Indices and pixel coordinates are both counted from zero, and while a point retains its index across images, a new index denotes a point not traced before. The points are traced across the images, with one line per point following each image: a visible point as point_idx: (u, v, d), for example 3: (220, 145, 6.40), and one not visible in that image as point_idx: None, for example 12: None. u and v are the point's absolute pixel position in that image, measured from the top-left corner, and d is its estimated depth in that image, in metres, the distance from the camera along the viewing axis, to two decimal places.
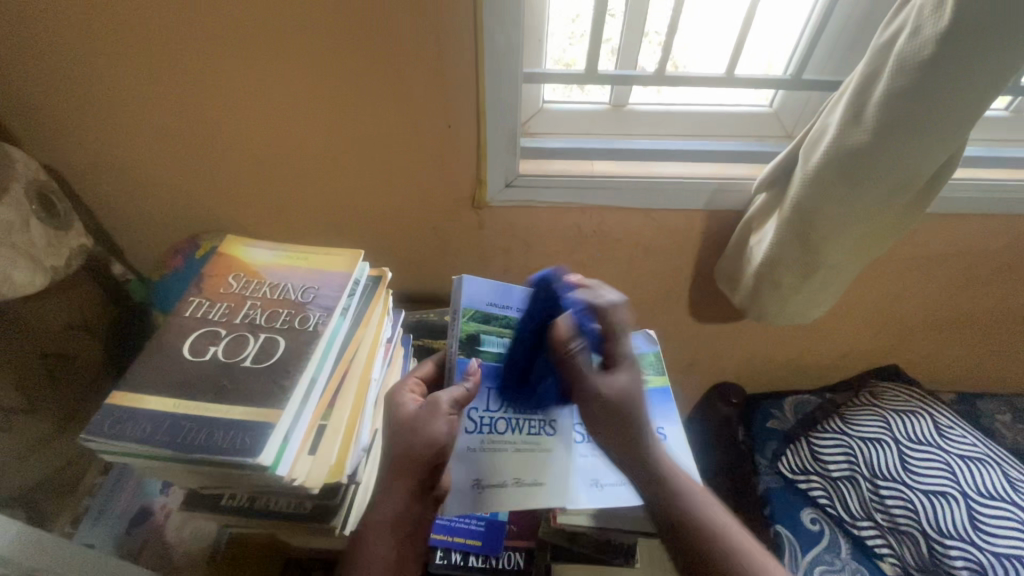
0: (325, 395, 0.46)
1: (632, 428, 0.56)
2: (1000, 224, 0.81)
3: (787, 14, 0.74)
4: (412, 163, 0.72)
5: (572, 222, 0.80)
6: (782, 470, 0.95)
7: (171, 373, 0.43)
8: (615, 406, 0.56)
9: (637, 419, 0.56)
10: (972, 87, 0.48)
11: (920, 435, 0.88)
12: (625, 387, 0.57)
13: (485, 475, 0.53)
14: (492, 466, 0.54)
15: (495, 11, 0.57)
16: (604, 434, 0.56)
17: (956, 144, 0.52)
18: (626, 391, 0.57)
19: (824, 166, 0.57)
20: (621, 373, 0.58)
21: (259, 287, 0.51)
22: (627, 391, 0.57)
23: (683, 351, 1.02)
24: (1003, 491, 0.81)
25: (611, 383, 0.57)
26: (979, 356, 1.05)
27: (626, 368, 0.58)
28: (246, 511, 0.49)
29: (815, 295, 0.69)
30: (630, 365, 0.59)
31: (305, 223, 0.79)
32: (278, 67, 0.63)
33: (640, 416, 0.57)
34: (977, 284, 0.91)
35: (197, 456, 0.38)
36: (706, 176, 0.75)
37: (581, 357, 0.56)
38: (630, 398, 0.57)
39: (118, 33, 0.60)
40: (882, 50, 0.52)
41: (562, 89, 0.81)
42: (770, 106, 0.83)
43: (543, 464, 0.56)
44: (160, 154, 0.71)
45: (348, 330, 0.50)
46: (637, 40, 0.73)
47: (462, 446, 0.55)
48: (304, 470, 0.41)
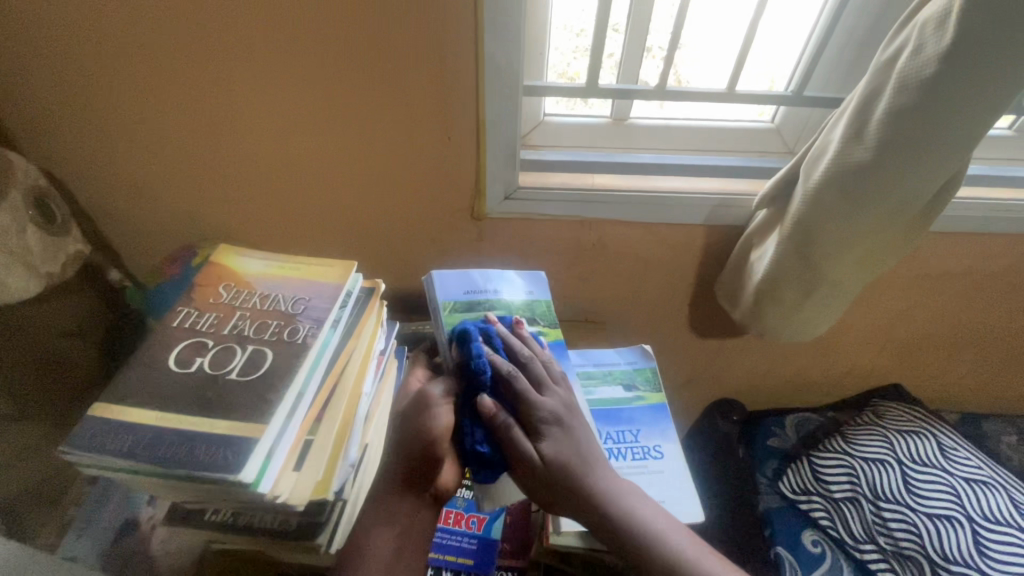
0: (312, 410, 0.45)
1: (571, 488, 0.50)
2: (1004, 244, 0.81)
3: (788, 31, 0.74)
4: (411, 174, 0.72)
5: (571, 235, 0.79)
6: (783, 489, 0.93)
7: (156, 384, 0.43)
8: (544, 478, 0.49)
9: (577, 475, 0.50)
10: (976, 106, 0.48)
11: (924, 456, 0.87)
12: (552, 417, 0.51)
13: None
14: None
15: (496, 25, 0.58)
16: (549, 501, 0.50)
17: (959, 162, 0.51)
18: (553, 455, 0.50)
19: (825, 183, 0.57)
20: (550, 397, 0.53)
21: (249, 298, 0.51)
22: (557, 455, 0.50)
23: (683, 367, 1.01)
24: (1009, 514, 0.79)
25: (525, 445, 0.49)
26: (983, 376, 1.03)
27: (552, 432, 0.51)
28: (229, 527, 0.48)
29: (817, 312, 0.68)
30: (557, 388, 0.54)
31: (303, 232, 0.79)
32: (278, 77, 0.63)
33: (577, 471, 0.50)
34: (980, 303, 0.90)
35: (177, 471, 0.37)
36: (706, 191, 0.75)
37: (509, 425, 0.50)
38: (559, 462, 0.50)
39: (120, 42, 0.60)
40: (884, 68, 0.51)
41: (563, 102, 0.81)
42: (771, 121, 0.83)
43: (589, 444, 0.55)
44: (158, 161, 0.71)
45: (338, 343, 0.49)
46: (638, 54, 0.73)
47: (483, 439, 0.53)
48: (288, 486, 0.40)
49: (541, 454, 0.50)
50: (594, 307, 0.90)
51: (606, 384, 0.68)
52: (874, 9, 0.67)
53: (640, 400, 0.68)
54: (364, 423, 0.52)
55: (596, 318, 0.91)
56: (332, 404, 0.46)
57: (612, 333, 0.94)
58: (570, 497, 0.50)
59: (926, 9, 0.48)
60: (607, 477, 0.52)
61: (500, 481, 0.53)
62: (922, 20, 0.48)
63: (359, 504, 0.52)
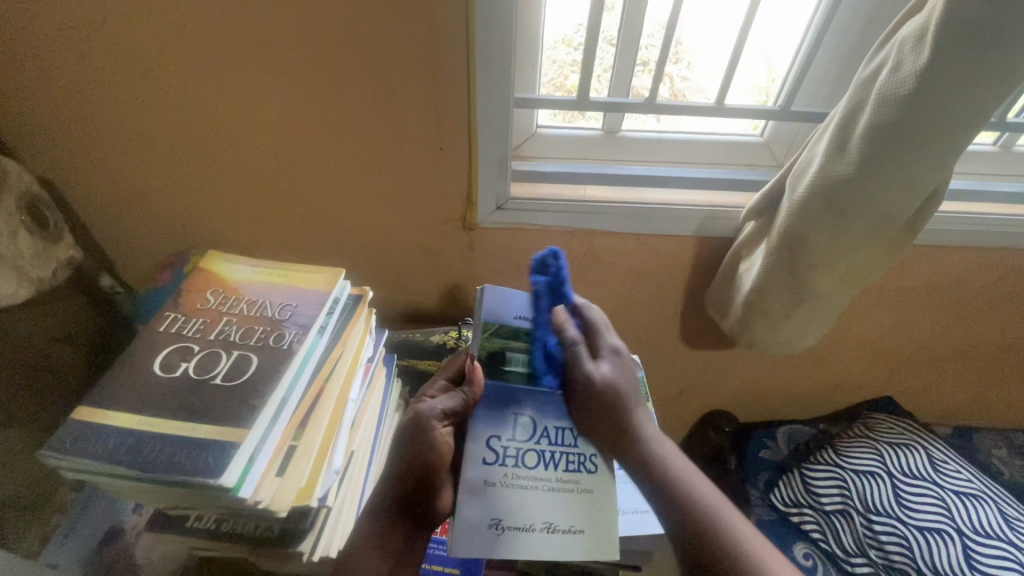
0: (297, 415, 0.45)
1: (619, 415, 0.54)
2: (989, 258, 0.81)
3: (776, 47, 0.75)
4: (403, 183, 0.73)
5: (562, 245, 0.80)
6: (774, 501, 0.92)
7: (140, 389, 0.43)
8: (599, 393, 0.54)
9: (627, 403, 0.54)
10: (955, 122, 0.48)
11: (915, 469, 0.87)
12: (604, 380, 0.55)
13: (504, 518, 0.50)
14: (513, 506, 0.51)
15: (487, 38, 0.59)
16: (592, 423, 0.55)
17: (941, 176, 0.52)
18: (611, 377, 0.55)
19: (810, 196, 0.57)
20: (602, 363, 0.56)
21: (237, 303, 0.51)
22: (612, 378, 0.55)
23: (674, 379, 1.01)
24: (999, 529, 0.79)
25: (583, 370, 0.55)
26: (974, 389, 1.04)
27: (612, 359, 0.56)
28: (211, 533, 0.48)
29: (804, 324, 0.68)
30: (613, 356, 0.57)
31: (295, 240, 0.79)
32: (272, 88, 0.64)
33: (626, 401, 0.55)
34: (968, 316, 0.91)
35: (157, 475, 0.37)
36: (695, 203, 0.76)
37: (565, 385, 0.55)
38: (613, 384, 0.55)
39: (117, 50, 0.61)
40: (866, 85, 0.53)
41: (555, 115, 0.82)
42: (761, 135, 0.84)
43: (570, 508, 0.52)
44: (151, 168, 0.71)
45: (324, 349, 0.49)
46: (628, 68, 0.75)
47: (484, 481, 0.51)
48: (269, 492, 0.40)
49: (599, 373, 0.55)
50: None
51: None
52: (859, 25, 0.68)
53: None
54: (351, 430, 0.52)
55: None
56: (317, 410, 0.46)
57: None
58: (611, 422, 0.54)
59: (906, 27, 0.50)
60: (650, 425, 0.56)
61: (466, 531, 0.49)
62: (901, 39, 0.50)
63: (343, 512, 0.51)
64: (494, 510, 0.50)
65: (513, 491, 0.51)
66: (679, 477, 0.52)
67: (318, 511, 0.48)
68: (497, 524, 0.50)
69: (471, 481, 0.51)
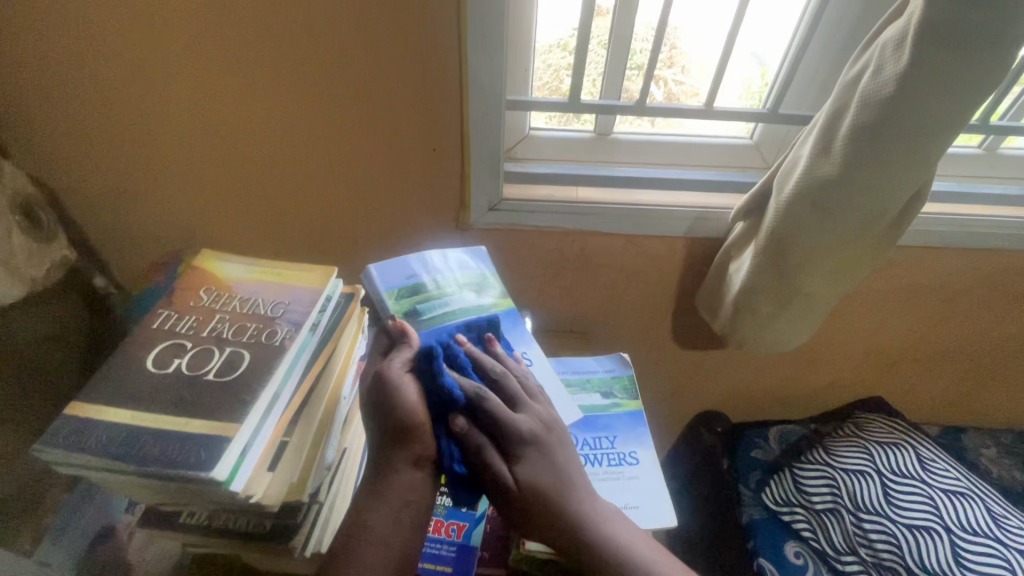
0: (288, 411, 0.45)
1: (549, 487, 0.48)
2: (975, 259, 0.83)
3: (765, 51, 0.76)
4: (397, 184, 0.73)
5: (554, 245, 0.80)
6: (765, 500, 0.93)
7: (133, 385, 0.43)
8: (521, 502, 0.47)
9: (560, 503, 0.48)
10: (935, 125, 0.50)
11: (904, 468, 0.88)
12: (529, 438, 0.49)
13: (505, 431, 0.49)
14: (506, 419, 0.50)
15: (478, 41, 0.60)
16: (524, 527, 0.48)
17: (922, 178, 0.54)
18: (530, 480, 0.48)
19: (796, 196, 0.59)
20: (522, 416, 0.51)
21: (229, 301, 0.51)
22: (535, 480, 0.48)
23: (667, 379, 1.02)
24: (986, 526, 0.80)
25: (499, 468, 0.48)
26: (962, 389, 1.05)
27: (532, 452, 0.49)
28: (203, 529, 0.48)
29: (793, 323, 0.69)
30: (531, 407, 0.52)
31: (289, 241, 0.79)
32: (266, 89, 0.65)
33: (555, 497, 0.48)
34: (956, 317, 0.92)
35: (150, 468, 0.38)
36: (686, 205, 0.76)
37: (483, 446, 0.48)
38: (535, 486, 0.48)
39: (111, 51, 0.61)
40: (848, 88, 0.54)
41: (548, 117, 0.83)
42: (751, 138, 0.85)
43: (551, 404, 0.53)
44: (145, 168, 0.72)
45: (316, 346, 0.50)
46: (620, 71, 0.76)
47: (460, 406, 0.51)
48: (261, 486, 0.41)
49: (517, 478, 0.48)
50: (579, 317, 0.91)
51: (583, 393, 0.69)
52: (845, 29, 0.69)
53: (617, 407, 0.68)
54: (343, 426, 0.52)
55: (580, 329, 0.92)
56: (309, 407, 0.47)
57: (596, 344, 0.95)
58: (543, 528, 0.47)
59: (887, 32, 0.51)
60: (592, 506, 0.49)
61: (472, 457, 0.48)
62: (882, 44, 0.51)
63: (336, 507, 0.52)
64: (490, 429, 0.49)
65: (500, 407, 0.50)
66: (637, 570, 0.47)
67: (310, 506, 0.48)
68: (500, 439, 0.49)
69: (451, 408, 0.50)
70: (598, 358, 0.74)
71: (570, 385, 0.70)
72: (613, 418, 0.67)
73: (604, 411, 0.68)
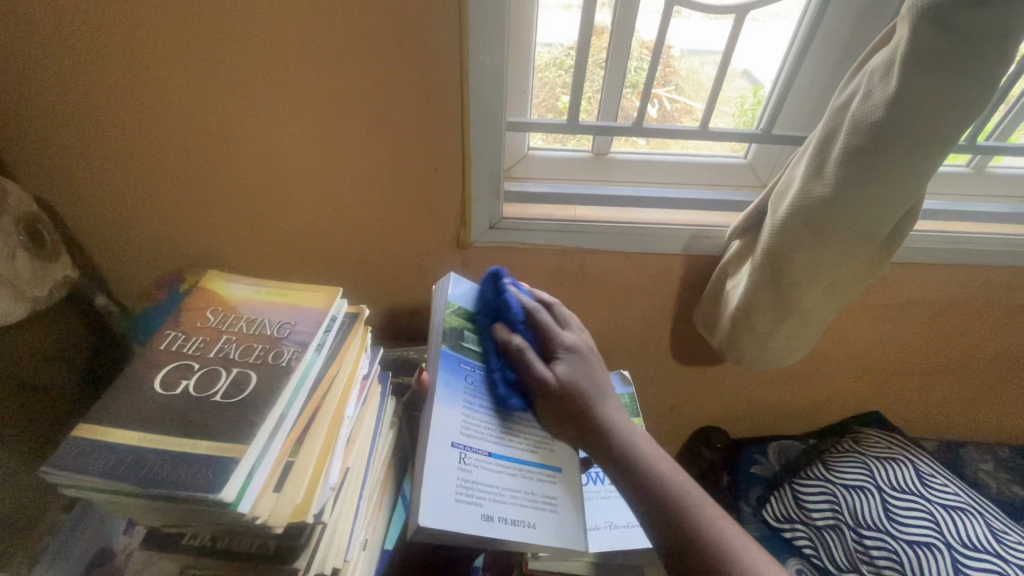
0: (294, 433, 0.45)
1: (579, 395, 0.53)
2: (967, 274, 0.84)
3: (755, 69, 0.78)
4: (398, 204, 0.74)
5: (553, 263, 0.81)
6: (766, 517, 0.93)
7: (140, 406, 0.43)
8: (554, 395, 0.52)
9: (592, 397, 0.53)
10: (921, 148, 0.51)
11: (903, 483, 0.87)
12: (571, 347, 0.56)
13: (493, 505, 0.47)
14: (491, 490, 0.47)
15: (478, 64, 0.62)
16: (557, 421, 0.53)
17: (912, 198, 0.55)
18: (567, 372, 0.54)
19: (791, 215, 0.60)
20: (566, 335, 0.57)
21: (236, 322, 0.52)
22: (570, 374, 0.54)
23: (666, 394, 1.02)
24: (987, 541, 0.79)
25: (543, 371, 0.53)
26: (958, 403, 1.06)
27: (569, 359, 0.55)
28: (205, 550, 0.47)
29: (790, 339, 0.70)
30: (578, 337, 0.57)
31: (290, 260, 0.80)
32: (270, 112, 0.66)
33: (583, 396, 0.53)
34: (950, 331, 0.93)
35: (157, 489, 0.38)
36: (682, 223, 0.78)
37: (524, 350, 0.53)
38: (576, 382, 0.53)
39: (122, 73, 0.63)
40: (839, 111, 0.56)
41: (546, 137, 0.84)
42: (744, 157, 0.87)
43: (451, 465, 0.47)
44: (150, 189, 0.73)
45: (321, 367, 0.50)
46: (616, 92, 0.78)
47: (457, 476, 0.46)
48: (267, 507, 0.41)
49: (556, 374, 0.53)
50: None
51: None
52: (833, 52, 0.72)
53: None
54: (346, 446, 0.52)
55: None
56: (314, 428, 0.47)
57: None
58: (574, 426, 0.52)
59: (875, 59, 0.53)
60: (619, 413, 0.53)
61: (445, 509, 0.44)
62: (870, 71, 0.53)
63: (337, 530, 0.50)
64: (476, 497, 0.46)
65: (485, 469, 0.48)
66: (657, 487, 0.49)
67: (312, 528, 0.47)
68: (491, 515, 0.46)
69: (437, 471, 0.45)
70: (601, 375, 0.76)
71: None
72: None
73: None
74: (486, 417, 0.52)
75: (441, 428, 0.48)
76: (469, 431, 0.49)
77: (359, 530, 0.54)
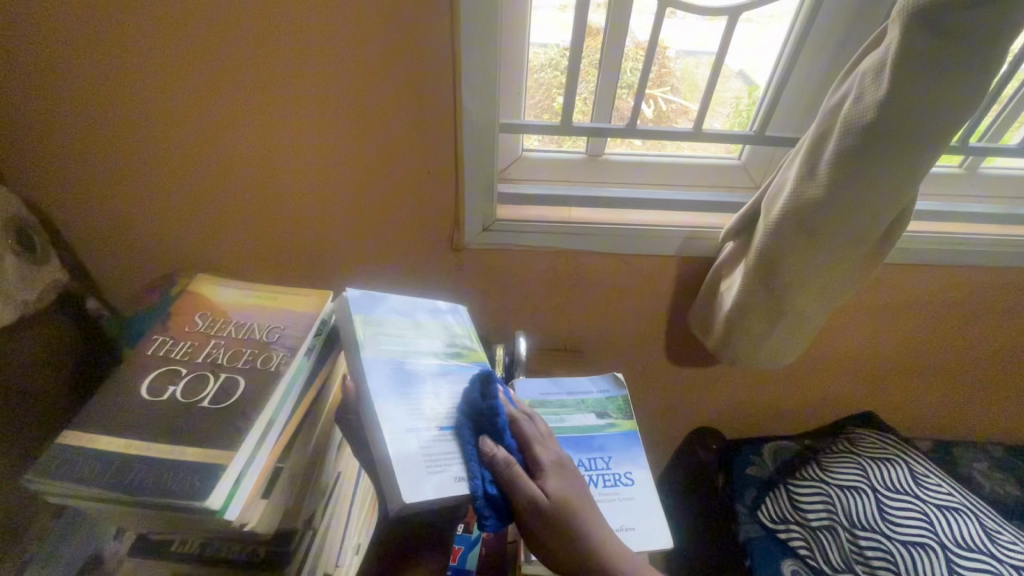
0: (283, 438, 0.45)
1: (574, 523, 0.48)
2: (960, 274, 0.84)
3: (750, 70, 0.78)
4: (391, 206, 0.74)
5: (548, 265, 0.81)
6: (762, 518, 0.92)
7: (128, 412, 0.43)
8: (552, 520, 0.47)
9: (586, 522, 0.48)
10: (913, 150, 0.51)
11: (897, 483, 0.88)
12: (555, 465, 0.51)
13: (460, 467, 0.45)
14: (454, 455, 0.46)
15: (470, 66, 0.62)
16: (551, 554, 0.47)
17: (905, 200, 0.55)
18: (557, 490, 0.49)
19: (784, 217, 0.60)
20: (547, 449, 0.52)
21: (225, 326, 0.52)
22: (562, 494, 0.49)
23: (661, 396, 1.02)
24: (980, 541, 0.79)
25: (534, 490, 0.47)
26: (952, 403, 1.06)
27: (556, 474, 0.50)
28: (192, 557, 0.46)
29: (783, 341, 0.70)
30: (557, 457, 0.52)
31: (282, 262, 0.80)
32: (262, 114, 0.66)
33: (581, 522, 0.48)
34: (944, 331, 0.93)
35: (143, 497, 0.37)
36: (676, 224, 0.78)
37: (512, 464, 0.47)
38: (568, 503, 0.48)
39: (111, 75, 0.62)
40: (831, 114, 0.56)
41: (541, 138, 0.84)
42: (738, 158, 0.87)
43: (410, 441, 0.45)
44: (140, 192, 0.72)
45: (311, 371, 0.50)
46: (610, 93, 0.78)
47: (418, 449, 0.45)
48: (256, 514, 0.40)
49: (547, 494, 0.48)
50: (572, 337, 0.92)
51: (579, 412, 0.70)
52: (826, 53, 0.72)
53: (611, 427, 0.69)
54: (337, 451, 0.52)
55: (574, 347, 0.93)
56: (304, 433, 0.46)
57: (590, 363, 0.95)
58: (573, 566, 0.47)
59: (866, 60, 0.53)
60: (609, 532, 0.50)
61: (422, 485, 0.43)
62: (861, 73, 0.53)
63: (328, 536, 0.50)
64: (443, 464, 0.45)
65: (441, 439, 0.47)
66: None
67: (302, 533, 0.46)
68: (462, 475, 0.45)
69: (398, 448, 0.44)
70: (595, 378, 0.75)
71: (565, 406, 0.71)
72: (613, 437, 0.68)
73: (599, 432, 0.68)
74: (431, 401, 0.50)
75: (389, 417, 0.46)
76: (417, 411, 0.48)
77: (350, 535, 0.54)
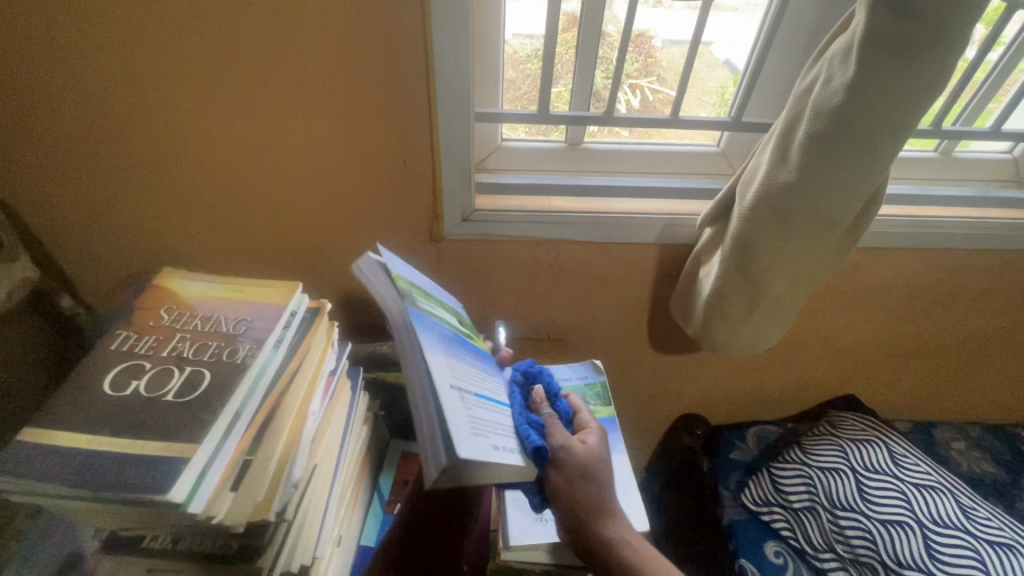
0: (251, 430, 0.44)
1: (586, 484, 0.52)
2: (935, 257, 0.85)
3: (737, 59, 0.79)
4: (367, 198, 0.73)
5: (528, 255, 0.81)
6: (745, 501, 0.94)
7: (91, 408, 0.42)
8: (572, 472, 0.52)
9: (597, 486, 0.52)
10: (882, 134, 0.52)
11: (876, 464, 0.89)
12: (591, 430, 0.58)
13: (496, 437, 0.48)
14: (492, 428, 0.48)
15: (442, 54, 0.61)
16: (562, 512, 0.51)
17: (876, 182, 0.55)
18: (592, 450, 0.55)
19: (757, 201, 0.60)
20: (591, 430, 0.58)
21: (191, 320, 0.51)
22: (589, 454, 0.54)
23: (645, 383, 1.03)
24: (956, 517, 0.81)
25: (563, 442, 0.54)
26: (932, 384, 1.07)
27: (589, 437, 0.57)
28: (167, 553, 0.46)
29: (761, 326, 0.71)
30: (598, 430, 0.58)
31: (258, 256, 0.79)
32: (230, 106, 0.64)
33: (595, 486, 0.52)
34: (920, 314, 0.95)
35: (104, 492, 0.37)
36: (655, 212, 0.78)
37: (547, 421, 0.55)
38: (590, 463, 0.53)
39: (73, 67, 0.61)
40: (801, 98, 0.56)
41: (523, 128, 0.84)
42: (717, 145, 0.87)
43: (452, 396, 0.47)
44: (108, 187, 0.71)
45: (280, 363, 0.50)
46: (588, 82, 0.77)
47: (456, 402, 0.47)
48: (224, 506, 0.40)
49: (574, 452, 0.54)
50: (555, 326, 0.92)
51: None
52: (802, 40, 0.72)
53: None
54: (313, 443, 0.52)
55: (557, 336, 0.93)
56: (274, 423, 0.46)
57: (573, 351, 0.95)
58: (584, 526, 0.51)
59: (835, 44, 0.53)
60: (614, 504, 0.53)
61: (468, 441, 0.44)
62: (831, 56, 0.53)
63: (304, 528, 0.50)
64: (484, 432, 0.47)
65: (479, 410, 0.49)
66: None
67: (277, 525, 0.46)
68: (496, 446, 0.47)
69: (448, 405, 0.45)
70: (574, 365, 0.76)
71: None
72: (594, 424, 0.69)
73: None
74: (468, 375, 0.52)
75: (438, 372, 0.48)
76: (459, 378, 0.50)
77: (330, 526, 0.54)
